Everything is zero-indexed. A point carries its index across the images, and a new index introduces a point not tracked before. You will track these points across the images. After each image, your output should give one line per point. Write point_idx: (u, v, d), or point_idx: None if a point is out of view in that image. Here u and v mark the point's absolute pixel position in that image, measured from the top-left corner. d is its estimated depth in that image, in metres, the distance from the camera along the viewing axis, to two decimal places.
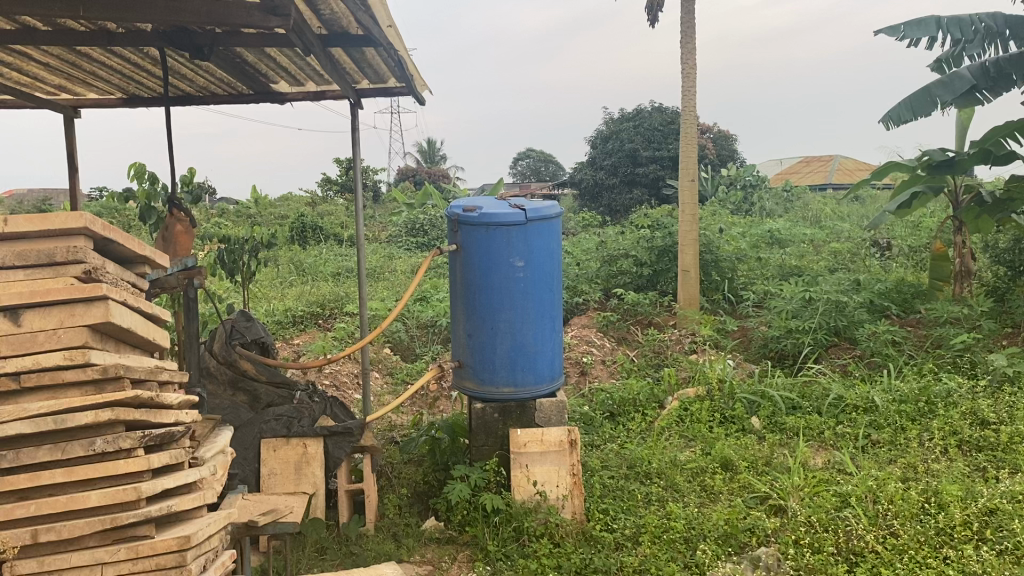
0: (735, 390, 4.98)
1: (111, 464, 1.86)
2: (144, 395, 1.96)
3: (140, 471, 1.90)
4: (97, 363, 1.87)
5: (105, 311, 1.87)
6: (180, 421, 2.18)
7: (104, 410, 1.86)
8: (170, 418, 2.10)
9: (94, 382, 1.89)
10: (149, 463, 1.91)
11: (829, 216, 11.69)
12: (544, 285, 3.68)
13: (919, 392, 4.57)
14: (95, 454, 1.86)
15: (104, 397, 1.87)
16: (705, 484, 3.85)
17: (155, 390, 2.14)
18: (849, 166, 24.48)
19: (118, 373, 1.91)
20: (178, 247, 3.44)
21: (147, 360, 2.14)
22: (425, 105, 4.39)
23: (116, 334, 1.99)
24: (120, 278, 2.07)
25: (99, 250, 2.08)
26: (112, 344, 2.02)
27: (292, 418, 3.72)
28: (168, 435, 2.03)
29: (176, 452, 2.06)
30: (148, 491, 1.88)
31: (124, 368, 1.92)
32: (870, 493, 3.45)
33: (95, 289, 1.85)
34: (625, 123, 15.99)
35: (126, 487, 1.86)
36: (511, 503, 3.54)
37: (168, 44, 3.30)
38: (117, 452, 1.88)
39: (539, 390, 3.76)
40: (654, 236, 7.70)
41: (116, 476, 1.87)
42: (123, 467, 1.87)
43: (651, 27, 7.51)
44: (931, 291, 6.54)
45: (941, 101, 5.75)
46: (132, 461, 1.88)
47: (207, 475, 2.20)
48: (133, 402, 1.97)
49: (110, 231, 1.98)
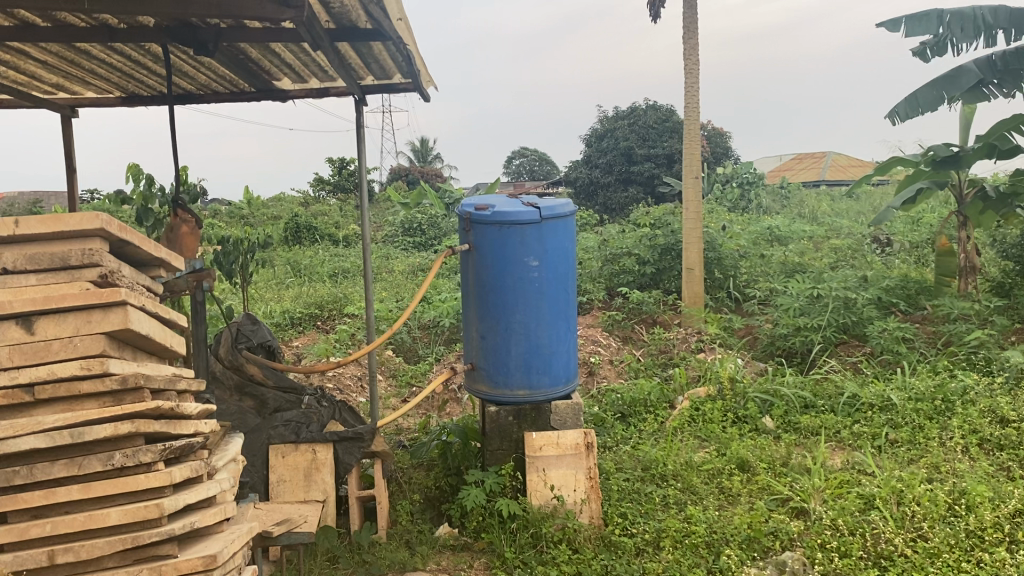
0: (747, 389, 4.93)
1: (131, 480, 1.74)
2: (165, 405, 1.85)
3: (161, 487, 1.78)
4: (115, 372, 1.77)
5: (124, 318, 1.77)
6: (200, 432, 2.07)
7: (124, 422, 1.75)
8: (188, 429, 1.99)
9: (112, 392, 1.79)
10: (171, 478, 1.80)
11: (826, 213, 11.70)
12: (559, 286, 3.59)
13: (936, 390, 4.54)
14: (113, 469, 1.75)
15: (123, 408, 1.76)
16: (723, 486, 3.80)
17: (174, 399, 2.02)
18: (842, 162, 24.46)
19: (138, 383, 1.81)
20: (183, 248, 3.33)
21: (164, 368, 2.03)
22: (431, 100, 4.29)
23: (133, 340, 1.88)
24: (137, 282, 1.97)
25: (112, 252, 1.97)
26: (129, 350, 1.91)
27: (301, 424, 3.61)
28: (187, 447, 1.92)
29: (198, 465, 1.96)
30: (171, 506, 1.77)
31: (143, 378, 1.82)
32: (895, 495, 3.42)
33: (112, 294, 1.75)
34: (620, 122, 15.98)
35: (147, 503, 1.74)
36: (528, 508, 3.46)
37: (172, 40, 3.18)
38: (137, 466, 1.77)
39: (554, 393, 3.67)
40: (656, 234, 7.65)
41: (139, 490, 1.76)
42: (145, 483, 1.76)
43: (651, 24, 7.42)
44: (938, 287, 6.45)
45: (948, 96, 5.74)
46: (153, 476, 1.77)
47: (227, 488, 2.09)
48: (153, 414, 1.86)
49: (126, 231, 1.87)
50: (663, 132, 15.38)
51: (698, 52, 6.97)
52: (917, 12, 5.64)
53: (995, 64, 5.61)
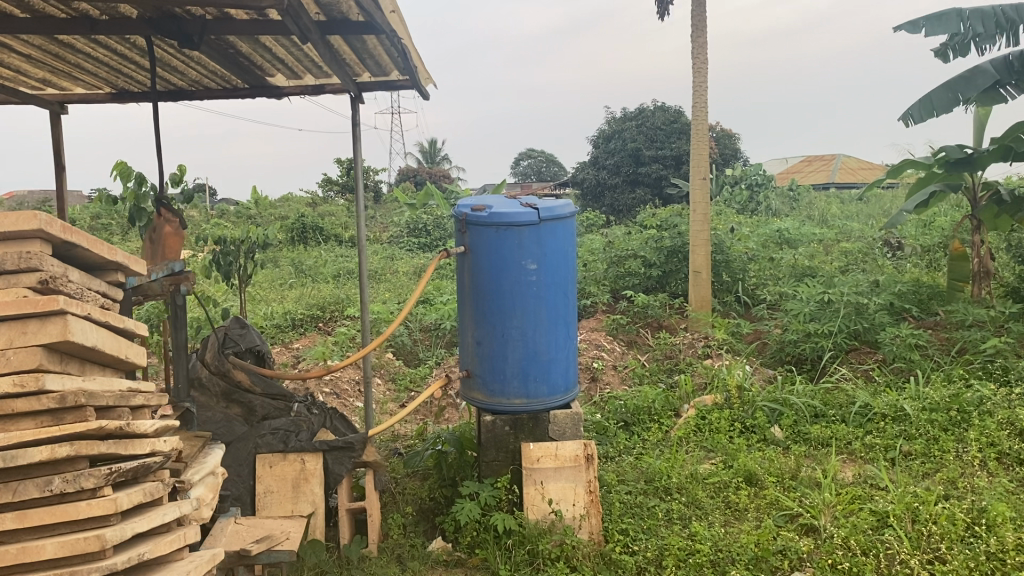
0: (755, 398, 4.75)
1: (70, 508, 1.60)
2: (111, 425, 1.72)
3: (105, 515, 1.65)
4: (53, 390, 1.64)
5: (61, 329, 1.63)
6: (157, 452, 1.93)
7: (63, 444, 1.62)
8: (143, 450, 1.85)
9: (51, 411, 1.66)
10: (116, 505, 1.66)
11: (836, 216, 11.51)
12: (557, 290, 3.43)
13: (951, 400, 4.36)
14: (52, 496, 1.61)
15: (62, 429, 1.63)
16: (729, 500, 3.64)
17: (127, 417, 1.89)
18: (851, 165, 24.19)
19: (78, 402, 1.67)
20: (166, 250, 3.19)
21: (117, 383, 1.91)
22: (429, 98, 4.15)
23: (78, 352, 1.75)
24: (87, 288, 1.84)
25: (60, 256, 1.84)
26: (76, 364, 1.78)
27: (290, 432, 3.48)
28: (137, 471, 1.79)
29: (151, 489, 1.83)
30: (114, 537, 1.63)
31: (85, 396, 1.69)
32: (909, 511, 3.27)
33: (49, 303, 1.61)
34: (628, 122, 15.83)
35: (88, 534, 1.60)
36: (524, 523, 3.30)
37: (155, 32, 3.03)
38: (78, 493, 1.63)
39: (552, 402, 3.52)
40: (663, 236, 7.49)
41: (81, 519, 1.62)
42: (86, 511, 1.61)
43: (659, 22, 7.26)
44: (951, 293, 6.25)
45: (963, 98, 5.53)
46: (96, 504, 1.63)
47: (186, 513, 1.95)
48: (98, 434, 1.72)
49: (71, 232, 1.74)
50: (671, 133, 15.20)
51: (706, 51, 6.80)
52: (935, 12, 5.44)
53: (1013, 65, 5.42)
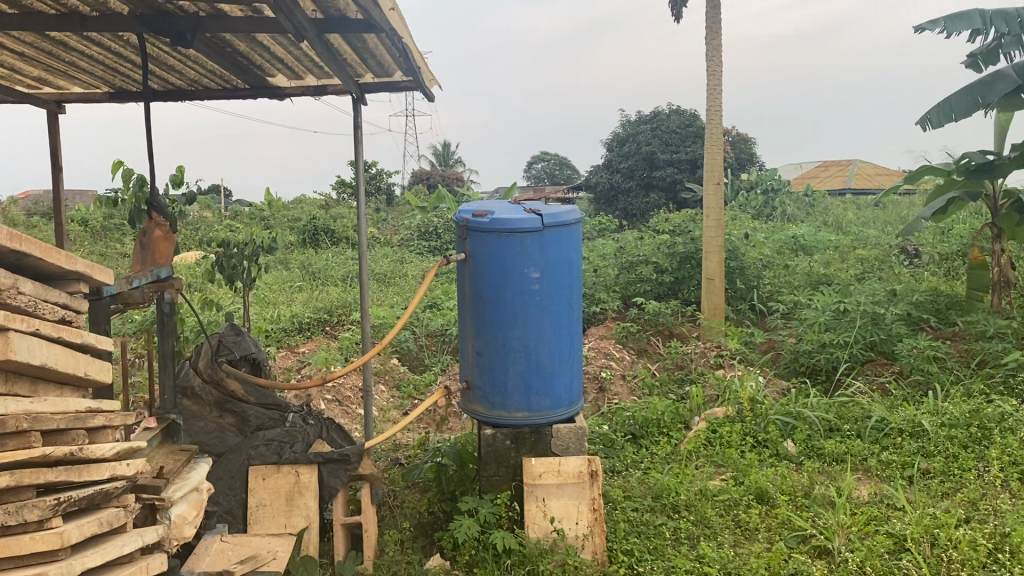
0: (768, 411, 4.59)
1: (13, 542, 1.59)
2: (58, 451, 1.71)
3: (53, 551, 1.63)
4: None
5: (4, 347, 1.57)
6: (118, 477, 1.89)
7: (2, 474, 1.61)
8: (101, 476, 1.82)
9: None
10: (63, 540, 1.64)
11: (852, 222, 11.28)
12: (562, 300, 3.30)
13: (971, 416, 4.18)
14: None
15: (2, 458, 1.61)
16: (740, 519, 3.49)
17: (84, 441, 1.85)
18: (868, 170, 23.86)
19: (20, 427, 1.66)
20: (156, 255, 3.09)
21: (74, 402, 1.87)
22: (434, 100, 4.04)
23: (26, 371, 1.73)
24: (43, 300, 1.77)
25: (13, 265, 1.76)
26: (25, 384, 1.76)
27: (284, 443, 3.35)
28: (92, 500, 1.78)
29: (108, 519, 1.82)
30: None
31: (28, 420, 1.68)
32: (926, 534, 3.11)
33: None
34: (642, 126, 15.67)
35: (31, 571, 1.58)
36: (524, 542, 3.16)
37: (146, 30, 2.95)
38: (23, 526, 1.61)
39: (556, 415, 3.38)
40: (675, 242, 7.32)
41: (25, 554, 1.61)
42: (29, 547, 1.60)
43: (673, 23, 7.11)
44: (970, 302, 6.03)
45: (983, 101, 5.33)
46: (39, 539, 1.61)
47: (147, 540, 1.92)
48: (45, 461, 1.71)
49: (20, 240, 1.65)
50: (685, 137, 15.02)
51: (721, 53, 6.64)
52: (956, 11, 5.27)
53: None
